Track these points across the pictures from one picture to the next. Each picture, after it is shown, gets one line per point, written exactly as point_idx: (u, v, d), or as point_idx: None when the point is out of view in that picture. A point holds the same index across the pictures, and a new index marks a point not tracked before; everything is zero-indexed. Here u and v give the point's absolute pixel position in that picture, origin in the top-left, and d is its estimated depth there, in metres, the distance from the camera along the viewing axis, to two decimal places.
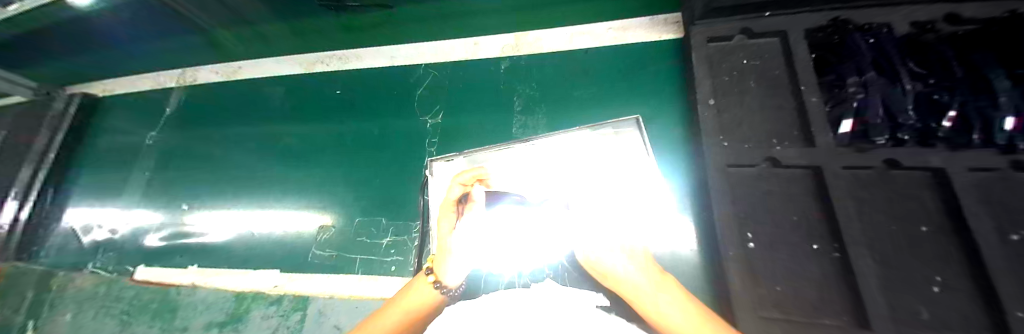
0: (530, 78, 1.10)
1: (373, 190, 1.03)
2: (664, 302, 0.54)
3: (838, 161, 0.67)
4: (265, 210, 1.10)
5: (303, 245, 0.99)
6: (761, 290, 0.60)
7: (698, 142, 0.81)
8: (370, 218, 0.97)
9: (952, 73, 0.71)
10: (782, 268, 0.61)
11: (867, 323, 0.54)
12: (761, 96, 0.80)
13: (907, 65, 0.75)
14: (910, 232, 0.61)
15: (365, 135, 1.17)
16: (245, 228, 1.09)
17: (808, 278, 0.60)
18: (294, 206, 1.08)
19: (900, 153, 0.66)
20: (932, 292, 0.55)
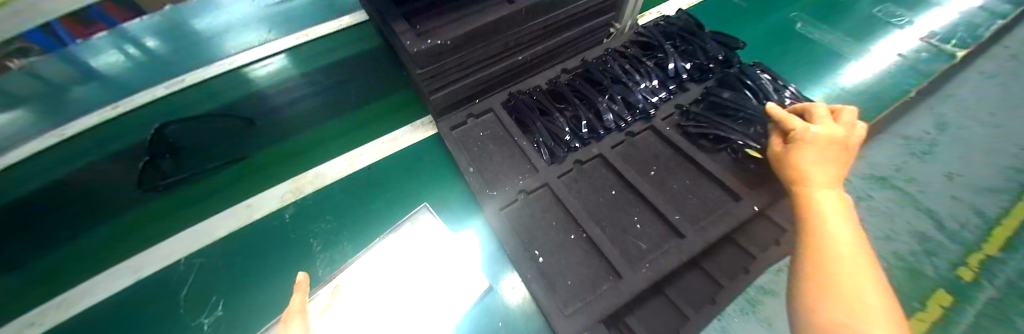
0: (409, 179, 0.93)
1: (267, 280, 0.82)
2: (831, 210, 0.51)
3: (593, 184, 0.78)
4: (140, 298, 0.82)
5: (188, 320, 0.78)
6: (558, 291, 0.66)
7: (503, 190, 0.80)
8: (250, 318, 0.77)
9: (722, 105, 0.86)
10: (555, 268, 0.68)
11: (621, 274, 0.65)
12: (551, 139, 0.84)
13: (653, 82, 0.90)
14: (615, 203, 0.75)
15: (272, 221, 0.90)
16: (133, 314, 0.80)
17: (573, 268, 0.68)
18: (186, 294, 0.81)
19: (633, 176, 0.77)
20: (642, 247, 0.68)
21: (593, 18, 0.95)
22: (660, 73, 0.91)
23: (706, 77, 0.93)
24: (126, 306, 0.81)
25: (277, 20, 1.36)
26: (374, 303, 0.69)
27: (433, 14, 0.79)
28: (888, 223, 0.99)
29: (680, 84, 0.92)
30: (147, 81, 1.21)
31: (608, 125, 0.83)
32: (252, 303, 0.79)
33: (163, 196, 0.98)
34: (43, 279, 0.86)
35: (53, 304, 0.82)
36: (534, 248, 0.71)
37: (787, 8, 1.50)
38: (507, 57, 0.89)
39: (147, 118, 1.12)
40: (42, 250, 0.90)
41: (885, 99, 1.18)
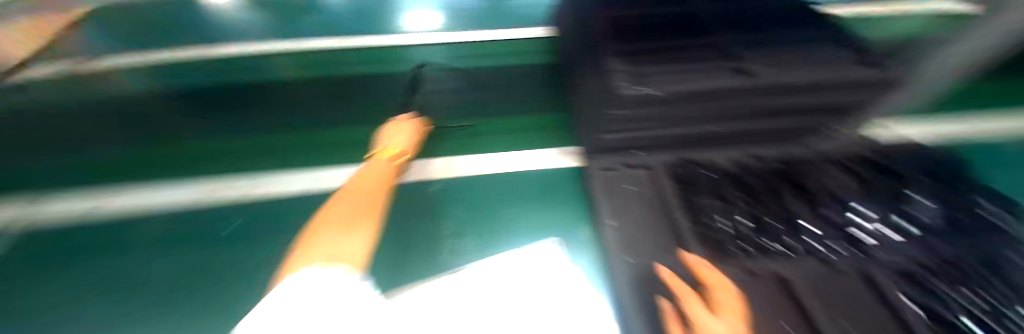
0: (539, 201, 0.91)
1: (392, 237, 0.81)
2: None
3: (780, 306, 0.58)
4: (295, 203, 0.91)
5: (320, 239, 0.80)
6: None
7: (651, 259, 0.68)
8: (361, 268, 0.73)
9: (1002, 284, 0.60)
10: None
11: None
12: (721, 227, 0.72)
13: (866, 218, 0.73)
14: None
15: (412, 187, 0.93)
16: (287, 212, 0.89)
17: None
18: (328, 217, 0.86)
19: (849, 318, 0.55)
20: None
21: (812, 117, 0.88)
22: (878, 214, 0.74)
23: (968, 237, 0.68)
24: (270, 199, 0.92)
25: (466, 16, 1.62)
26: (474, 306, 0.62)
27: (656, 59, 0.81)
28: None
29: (920, 231, 0.70)
30: (364, 28, 1.54)
31: (800, 243, 0.68)
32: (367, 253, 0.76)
33: (343, 125, 1.15)
34: (244, 156, 1.05)
35: (242, 179, 0.97)
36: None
37: None
38: (700, 124, 0.83)
39: (352, 56, 1.38)
40: (245, 128, 1.14)
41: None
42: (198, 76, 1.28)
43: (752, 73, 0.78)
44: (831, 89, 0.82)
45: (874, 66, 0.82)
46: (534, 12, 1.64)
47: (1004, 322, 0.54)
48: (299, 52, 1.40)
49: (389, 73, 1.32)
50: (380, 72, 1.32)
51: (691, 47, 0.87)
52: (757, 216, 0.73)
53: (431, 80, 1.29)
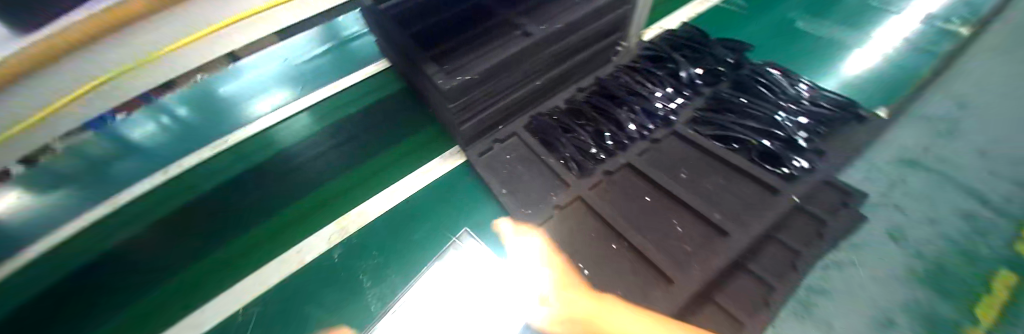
0: (440, 210, 0.96)
1: (321, 319, 0.84)
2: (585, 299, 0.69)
3: (625, 195, 0.80)
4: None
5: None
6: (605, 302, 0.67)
7: (539, 206, 0.83)
8: None
9: (737, 102, 0.88)
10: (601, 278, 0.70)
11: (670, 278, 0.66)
12: (577, 153, 0.88)
13: (665, 90, 0.95)
14: (651, 210, 0.76)
15: (321, 263, 0.93)
16: None
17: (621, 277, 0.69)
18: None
19: (663, 179, 0.79)
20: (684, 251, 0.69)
21: (603, 39, 1.02)
22: (671, 82, 0.96)
23: (717, 78, 0.96)
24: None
25: (302, 79, 1.60)
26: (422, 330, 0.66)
27: (459, 53, 0.87)
28: (929, 206, 0.99)
29: (693, 87, 0.95)
30: (198, 143, 1.39)
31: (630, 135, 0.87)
32: None
33: (223, 244, 1.06)
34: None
35: None
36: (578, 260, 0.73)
37: (785, 7, 1.54)
38: (527, 84, 0.95)
39: (198, 176, 1.25)
40: (107, 316, 0.96)
41: (900, 87, 1.24)
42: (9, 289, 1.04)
43: (534, 31, 0.87)
44: (598, 17, 0.94)
45: None
46: (367, 47, 1.70)
47: (738, 132, 0.82)
48: (132, 198, 1.21)
49: (250, 171, 1.24)
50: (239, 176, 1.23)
51: (483, 27, 0.93)
52: (598, 130, 0.90)
53: (298, 157, 1.24)
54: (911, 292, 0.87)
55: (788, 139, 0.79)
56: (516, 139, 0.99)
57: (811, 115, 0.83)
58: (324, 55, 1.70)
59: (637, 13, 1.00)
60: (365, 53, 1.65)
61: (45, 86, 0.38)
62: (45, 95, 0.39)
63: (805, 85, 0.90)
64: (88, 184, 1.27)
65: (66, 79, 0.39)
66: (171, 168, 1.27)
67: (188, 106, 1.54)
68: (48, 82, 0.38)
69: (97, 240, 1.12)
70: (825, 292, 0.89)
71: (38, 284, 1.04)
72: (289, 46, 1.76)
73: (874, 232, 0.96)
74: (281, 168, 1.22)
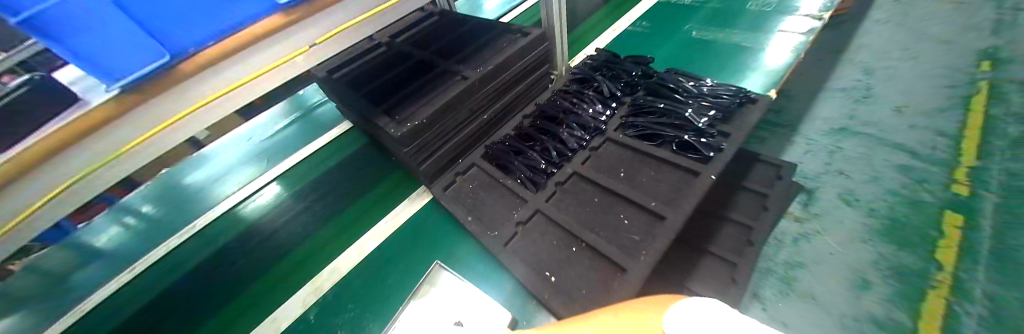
0: (411, 250, 0.99)
1: None
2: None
3: (576, 201, 0.87)
4: None
5: None
6: (573, 300, 0.71)
7: (502, 226, 0.89)
8: None
9: (654, 103, 1.01)
10: (567, 280, 0.74)
11: (624, 266, 0.71)
12: (529, 171, 0.96)
13: (595, 104, 1.08)
14: (599, 209, 0.84)
15: (299, 326, 0.91)
16: None
17: (584, 274, 0.74)
18: None
19: (605, 180, 0.88)
20: (634, 240, 0.75)
21: (534, 72, 1.17)
22: (600, 97, 1.09)
23: (636, 88, 1.11)
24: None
25: (267, 154, 1.64)
26: None
27: (407, 103, 0.97)
28: (869, 168, 1.12)
29: (618, 97, 1.08)
30: (164, 235, 1.40)
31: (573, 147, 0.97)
32: None
33: (194, 327, 1.03)
34: None
35: None
36: (543, 267, 0.77)
37: (683, 22, 1.81)
38: (475, 119, 1.05)
39: (168, 265, 1.26)
40: None
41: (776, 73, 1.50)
42: None
43: (471, 75, 0.99)
44: (525, 54, 1.09)
45: (533, 30, 1.11)
46: (330, 113, 1.79)
47: (660, 127, 0.94)
48: (104, 300, 1.21)
49: (220, 250, 1.24)
50: (211, 256, 1.23)
51: (426, 78, 1.04)
52: (545, 148, 1.00)
53: (267, 226, 1.26)
54: (867, 247, 0.95)
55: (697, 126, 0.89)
56: (474, 170, 1.06)
57: (713, 104, 0.94)
58: (287, 128, 1.77)
59: (557, 46, 1.16)
60: (328, 119, 1.74)
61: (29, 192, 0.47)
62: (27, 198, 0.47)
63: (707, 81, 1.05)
64: (60, 297, 1.28)
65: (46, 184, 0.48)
66: (142, 261, 1.29)
67: (152, 201, 1.59)
68: (31, 189, 0.47)
69: None
70: (802, 264, 0.97)
71: None
72: (253, 126, 1.84)
73: (826, 201, 1.08)
74: (251, 241, 1.23)
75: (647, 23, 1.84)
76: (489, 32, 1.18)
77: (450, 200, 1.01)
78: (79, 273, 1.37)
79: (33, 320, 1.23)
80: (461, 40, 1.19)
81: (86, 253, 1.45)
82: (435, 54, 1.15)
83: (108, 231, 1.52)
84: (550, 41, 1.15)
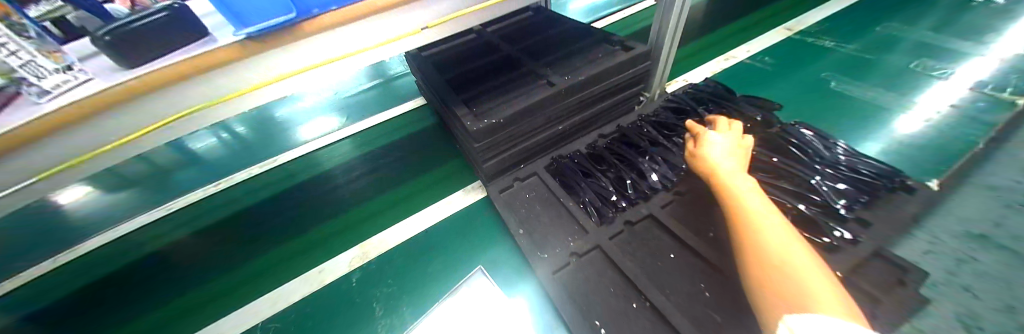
0: (454, 242, 0.96)
1: None
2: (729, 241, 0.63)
3: (647, 248, 0.78)
4: None
5: None
6: None
7: (553, 250, 0.81)
8: None
9: (766, 161, 0.88)
10: None
11: None
12: (598, 198, 0.88)
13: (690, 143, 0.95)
14: (672, 267, 0.74)
15: (337, 286, 0.92)
16: None
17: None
18: None
19: (689, 235, 0.77)
20: (712, 319, 0.65)
21: (624, 91, 1.06)
22: None
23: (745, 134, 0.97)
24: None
25: (344, 111, 1.73)
26: None
27: (487, 98, 0.93)
28: (1006, 292, 0.82)
29: None
30: (248, 162, 1.55)
31: (656, 187, 0.87)
32: None
33: (250, 251, 1.12)
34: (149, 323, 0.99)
35: None
36: (594, 315, 0.69)
37: (815, 67, 1.53)
38: (549, 128, 0.98)
39: (241, 190, 1.39)
40: (139, 307, 1.05)
41: (947, 152, 1.10)
42: (76, 269, 1.21)
43: (558, 82, 0.92)
44: (621, 71, 0.99)
45: (637, 45, 1.00)
46: (408, 85, 1.84)
47: (773, 192, 0.81)
48: (187, 203, 1.38)
49: (287, 189, 1.34)
50: (278, 192, 1.33)
51: (510, 75, 0.99)
52: (621, 178, 0.90)
53: (329, 179, 1.33)
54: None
55: (825, 205, 0.77)
56: (536, 179, 1.00)
57: (850, 181, 0.81)
58: (368, 90, 1.86)
59: (660, 66, 1.03)
60: (404, 91, 1.79)
61: (105, 130, 0.49)
62: (102, 136, 0.49)
63: (839, 148, 0.89)
64: (159, 190, 1.49)
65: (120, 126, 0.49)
66: (224, 180, 1.46)
67: (248, 127, 1.78)
68: (107, 127, 0.48)
69: (153, 235, 1.28)
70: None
71: (98, 269, 1.19)
72: (339, 81, 1.97)
73: (938, 318, 0.79)
74: (313, 189, 1.30)
75: (769, 59, 1.60)
76: (585, 38, 1.09)
77: (505, 203, 0.96)
78: (177, 173, 1.59)
79: (135, 203, 1.45)
80: (553, 41, 1.12)
81: (187, 157, 1.67)
82: (524, 51, 1.10)
83: (203, 143, 1.74)
84: (652, 61, 1.03)
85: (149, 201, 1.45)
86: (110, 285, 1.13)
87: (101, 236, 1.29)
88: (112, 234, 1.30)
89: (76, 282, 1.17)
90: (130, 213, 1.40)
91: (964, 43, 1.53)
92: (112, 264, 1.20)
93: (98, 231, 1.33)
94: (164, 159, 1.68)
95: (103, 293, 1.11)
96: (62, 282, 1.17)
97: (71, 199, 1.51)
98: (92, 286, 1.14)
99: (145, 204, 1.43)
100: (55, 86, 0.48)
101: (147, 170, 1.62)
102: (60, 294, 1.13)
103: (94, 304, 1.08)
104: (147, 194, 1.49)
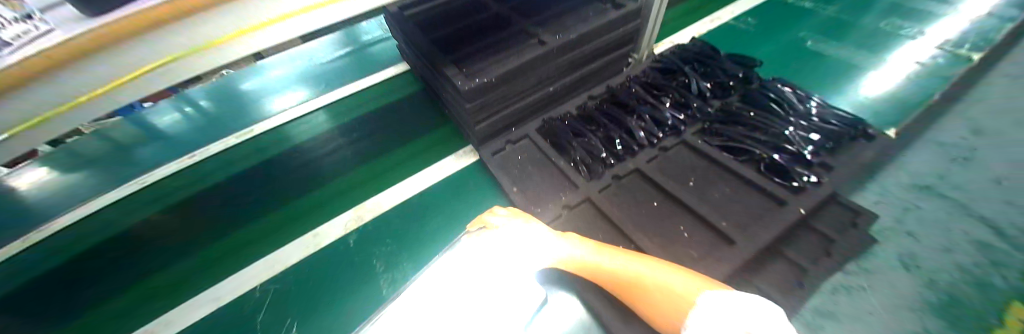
0: (449, 203, 0.98)
1: (329, 297, 0.84)
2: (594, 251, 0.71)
3: (634, 200, 0.83)
4: (211, 319, 0.87)
5: None
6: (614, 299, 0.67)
7: (546, 204, 0.85)
8: None
9: (746, 115, 0.93)
10: None
11: None
12: (588, 155, 0.91)
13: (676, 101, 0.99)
14: (657, 215, 0.79)
15: (335, 249, 0.94)
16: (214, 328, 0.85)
17: None
18: (256, 313, 0.85)
19: (673, 186, 0.82)
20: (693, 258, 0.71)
21: (614, 51, 1.07)
22: (684, 94, 1.00)
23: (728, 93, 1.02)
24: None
25: (322, 79, 1.66)
26: None
27: (477, 58, 0.92)
28: (941, 230, 0.94)
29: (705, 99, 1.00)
30: (220, 133, 1.49)
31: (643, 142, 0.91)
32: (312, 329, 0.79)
33: (240, 220, 1.11)
34: (141, 294, 0.99)
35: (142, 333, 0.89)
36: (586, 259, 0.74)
37: (795, 28, 1.57)
38: (540, 89, 0.98)
39: (219, 163, 1.34)
40: (127, 279, 1.03)
41: (905, 108, 1.20)
42: (52, 246, 1.17)
43: (549, 40, 0.91)
44: (611, 29, 0.99)
45: (627, 3, 0.99)
46: (388, 50, 1.77)
47: (751, 144, 0.87)
48: (163, 176, 1.32)
49: (271, 158, 1.31)
50: (262, 162, 1.30)
51: (500, 35, 0.98)
52: (610, 135, 0.94)
53: (316, 147, 1.31)
54: (917, 320, 0.80)
55: (795, 152, 0.83)
56: (527, 140, 1.02)
57: (821, 131, 0.87)
58: (346, 57, 1.78)
59: (649, 25, 1.04)
60: (387, 56, 1.72)
61: (76, 81, 0.46)
62: (75, 88, 0.47)
63: (813, 103, 0.95)
64: (132, 165, 1.43)
65: (93, 78, 0.47)
66: (201, 151, 1.39)
67: (212, 99, 1.69)
68: (78, 79, 0.46)
69: (131, 209, 1.23)
70: (833, 316, 0.83)
71: (75, 246, 1.16)
72: (312, 48, 1.87)
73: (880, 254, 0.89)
74: (300, 158, 1.28)
75: (752, 21, 1.62)
76: None
77: (498, 164, 0.98)
78: (148, 146, 1.51)
79: (106, 179, 1.38)
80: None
81: (156, 130, 1.58)
82: (513, 9, 1.07)
83: (170, 116, 1.64)
84: (641, 20, 1.03)
85: (122, 176, 1.38)
86: (92, 260, 1.10)
87: (72, 212, 1.24)
88: (85, 210, 1.24)
89: (54, 259, 1.13)
90: (104, 189, 1.34)
91: (929, 3, 1.60)
92: (91, 240, 1.17)
93: (70, 208, 1.28)
94: (132, 133, 1.58)
95: (85, 268, 1.09)
96: (39, 259, 1.14)
97: (31, 180, 1.41)
98: (73, 262, 1.11)
99: (118, 180, 1.37)
100: (15, 37, 0.43)
101: (112, 148, 1.53)
102: (40, 271, 1.10)
103: (78, 279, 1.06)
104: (118, 170, 1.42)
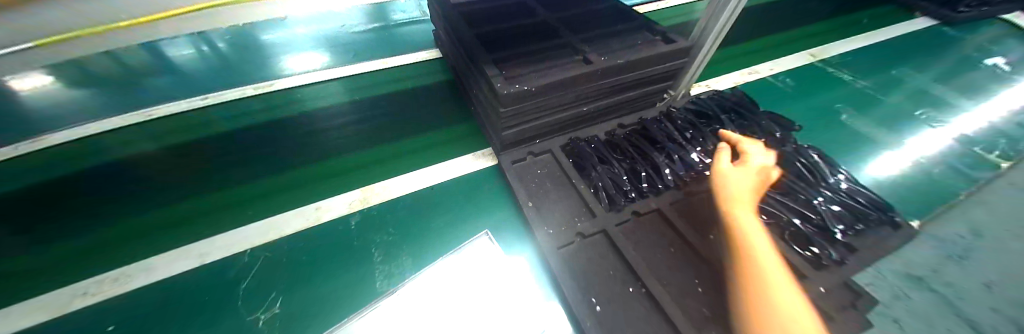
0: (459, 203, 0.96)
1: (319, 276, 0.81)
2: (760, 238, 0.67)
3: (650, 241, 0.81)
4: (192, 274, 0.83)
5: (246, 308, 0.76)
6: None
7: (559, 227, 0.83)
8: (293, 316, 0.74)
9: None
10: (616, 321, 0.68)
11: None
12: (610, 184, 0.89)
13: (707, 147, 0.97)
14: (669, 260, 0.78)
15: (334, 227, 0.91)
16: (193, 283, 0.82)
17: (633, 322, 0.68)
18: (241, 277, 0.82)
19: (692, 234, 0.81)
20: (701, 315, 0.69)
21: (653, 85, 1.05)
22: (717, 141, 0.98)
23: None
24: (146, 303, 0.79)
25: (348, 48, 1.63)
26: (429, 309, 0.70)
27: (519, 63, 0.90)
28: None
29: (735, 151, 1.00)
30: (235, 79, 1.45)
31: (668, 183, 0.89)
32: (296, 305, 0.76)
33: (241, 175, 1.07)
34: (120, 229, 0.94)
35: (115, 272, 0.85)
36: (592, 294, 0.72)
37: (827, 96, 1.57)
38: (574, 107, 0.96)
39: (229, 112, 1.30)
40: (108, 211, 0.99)
41: (929, 198, 1.18)
42: (38, 160, 1.12)
43: (594, 61, 0.89)
44: (656, 62, 0.97)
45: (678, 39, 0.98)
46: (420, 33, 1.75)
47: (779, 209, 0.95)
48: (170, 112, 1.29)
49: (284, 118, 1.28)
50: (275, 120, 1.27)
51: (544, 44, 0.96)
52: (637, 169, 0.92)
53: (333, 116, 1.28)
54: None
55: (818, 227, 0.91)
56: (549, 156, 1.00)
57: (843, 207, 0.94)
58: (377, 31, 1.75)
59: (693, 66, 1.02)
60: (419, 39, 1.70)
61: None
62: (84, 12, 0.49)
63: (841, 176, 1.01)
64: (137, 93, 1.38)
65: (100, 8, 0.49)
66: (212, 96, 1.35)
67: (234, 43, 1.66)
68: None
69: (129, 140, 1.19)
70: None
71: (61, 165, 1.11)
72: (345, 14, 1.84)
73: None
74: (315, 124, 1.25)
75: (789, 81, 1.62)
76: (624, 21, 1.06)
77: (515, 173, 0.96)
78: (159, 78, 1.47)
79: (109, 102, 1.34)
80: (591, 17, 1.08)
81: (171, 63, 1.54)
82: (560, 21, 1.05)
83: (186, 53, 1.60)
84: (688, 59, 1.01)
85: (125, 103, 1.34)
86: (77, 183, 1.06)
87: (68, 131, 1.19)
88: (81, 131, 1.19)
89: (37, 173, 1.08)
90: (104, 112, 1.29)
91: (962, 98, 1.60)
92: (80, 162, 1.12)
93: (65, 124, 1.23)
94: (145, 61, 1.54)
95: (68, 190, 1.04)
96: (22, 170, 1.09)
97: (33, 86, 1.37)
98: (57, 181, 1.06)
99: (120, 106, 1.32)
100: None
101: (122, 71, 1.48)
102: (21, 182, 1.06)
103: (58, 200, 1.01)
104: (122, 95, 1.37)
